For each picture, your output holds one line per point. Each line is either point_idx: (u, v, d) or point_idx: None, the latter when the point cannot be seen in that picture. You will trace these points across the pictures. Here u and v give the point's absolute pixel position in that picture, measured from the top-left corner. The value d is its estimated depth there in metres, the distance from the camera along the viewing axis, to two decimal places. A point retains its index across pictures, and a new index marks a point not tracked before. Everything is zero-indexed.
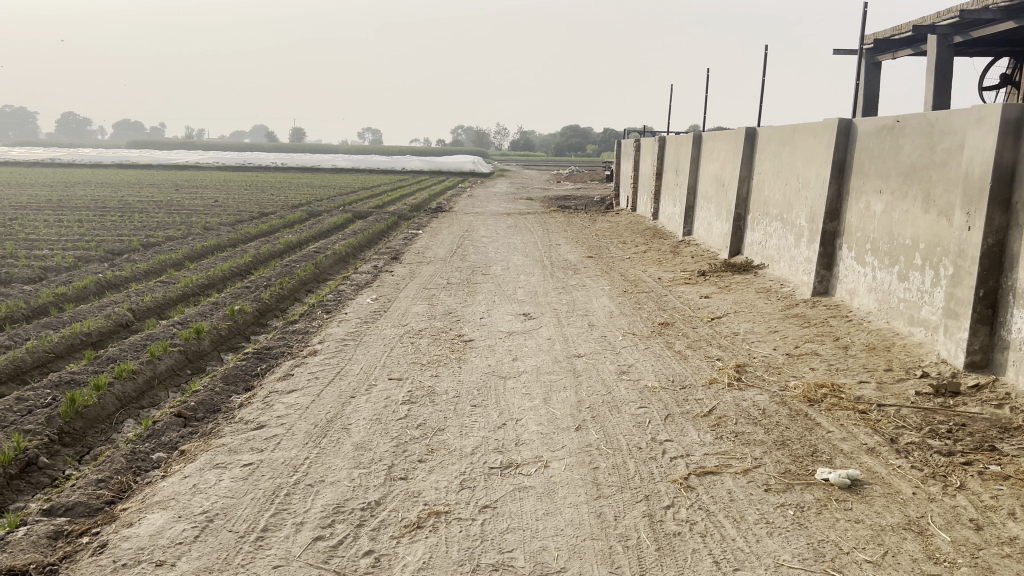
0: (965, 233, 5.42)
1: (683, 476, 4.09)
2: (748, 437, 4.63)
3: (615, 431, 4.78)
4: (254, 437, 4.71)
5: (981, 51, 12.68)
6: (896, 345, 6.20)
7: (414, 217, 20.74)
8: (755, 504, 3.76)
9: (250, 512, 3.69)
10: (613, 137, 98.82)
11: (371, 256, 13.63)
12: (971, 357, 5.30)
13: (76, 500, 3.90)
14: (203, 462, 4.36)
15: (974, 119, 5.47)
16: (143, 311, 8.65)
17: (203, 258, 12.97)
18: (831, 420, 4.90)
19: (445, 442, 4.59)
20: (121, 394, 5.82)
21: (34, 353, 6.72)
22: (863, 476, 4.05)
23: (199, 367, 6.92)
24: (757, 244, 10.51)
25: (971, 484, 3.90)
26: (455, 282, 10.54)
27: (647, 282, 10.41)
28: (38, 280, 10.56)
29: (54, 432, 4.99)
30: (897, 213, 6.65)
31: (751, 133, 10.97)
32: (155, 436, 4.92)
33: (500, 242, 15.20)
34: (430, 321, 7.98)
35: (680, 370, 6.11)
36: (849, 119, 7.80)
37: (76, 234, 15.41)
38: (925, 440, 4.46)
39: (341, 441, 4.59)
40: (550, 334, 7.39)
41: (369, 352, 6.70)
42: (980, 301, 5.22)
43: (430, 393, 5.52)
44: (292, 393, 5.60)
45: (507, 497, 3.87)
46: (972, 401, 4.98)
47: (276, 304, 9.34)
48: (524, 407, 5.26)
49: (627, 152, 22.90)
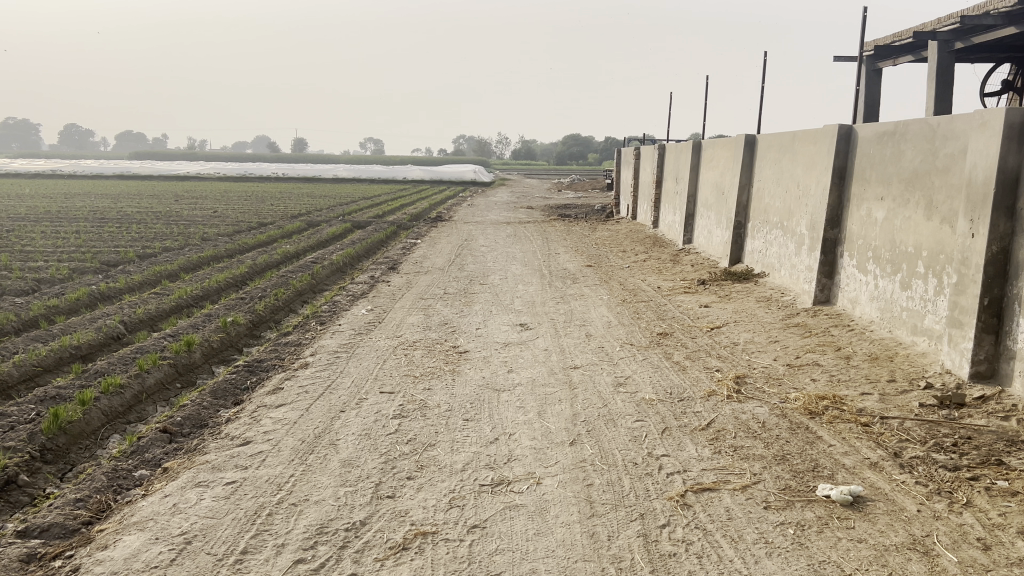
0: (969, 240, 5.29)
1: (679, 493, 3.96)
2: (747, 451, 4.50)
3: (611, 446, 4.65)
4: (239, 453, 4.59)
5: (983, 57, 12.58)
6: (899, 355, 6.07)
7: (413, 227, 20.66)
8: (754, 523, 3.63)
9: (229, 533, 3.56)
10: (612, 146, 99.73)
11: (369, 266, 13.53)
12: (977, 367, 5.17)
13: (52, 521, 3.77)
14: (185, 480, 4.23)
15: (977, 124, 5.35)
16: (135, 323, 8.55)
17: (199, 270, 12.86)
18: (832, 433, 4.76)
19: (435, 458, 4.46)
20: (108, 409, 5.71)
21: (22, 366, 6.61)
22: (865, 492, 3.90)
23: (189, 381, 6.80)
24: (757, 252, 10.39)
25: (978, 501, 3.76)
26: (453, 292, 10.41)
27: (647, 291, 10.27)
28: (31, 292, 10.46)
29: (36, 449, 4.88)
30: (900, 220, 6.51)
31: (751, 141, 10.86)
32: (139, 453, 4.80)
33: (498, 251, 15.07)
34: (426, 333, 7.85)
35: (679, 382, 5.98)
36: (850, 125, 7.69)
37: (72, 245, 15.30)
38: (930, 455, 4.33)
39: (328, 458, 4.47)
40: (548, 345, 7.28)
41: (362, 364, 6.59)
42: (985, 310, 5.08)
43: (422, 407, 5.39)
44: (281, 408, 5.47)
45: (497, 516, 3.74)
46: (978, 413, 4.85)
47: (271, 315, 9.26)
48: (518, 421, 5.13)
49: (627, 160, 22.85)
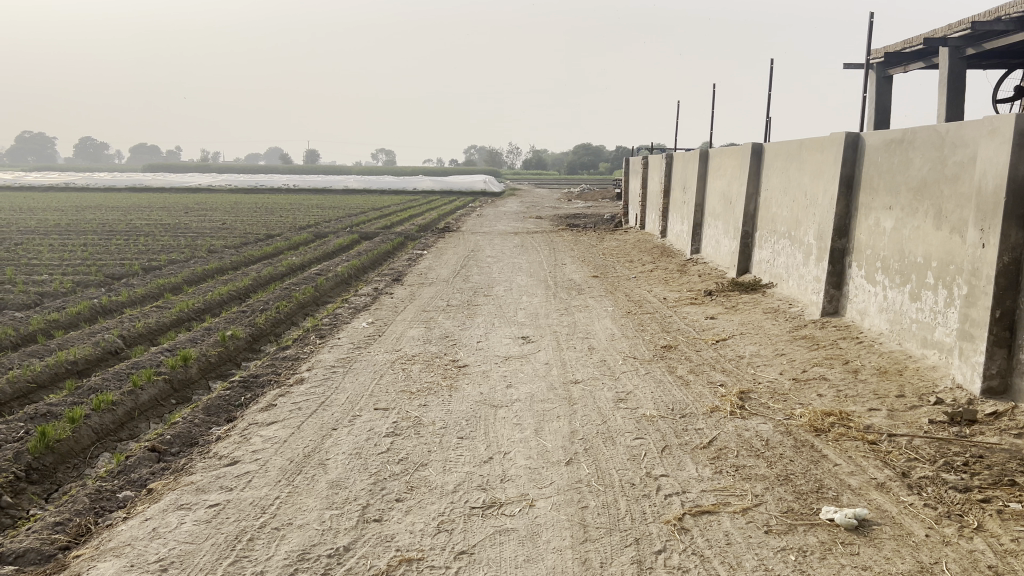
0: (979, 250, 5.12)
1: (677, 517, 3.81)
2: (749, 471, 4.35)
3: (608, 465, 4.50)
4: (225, 474, 4.47)
5: (995, 63, 12.34)
6: (908, 368, 5.90)
7: (420, 238, 20.58)
8: (754, 549, 3.48)
9: (207, 560, 3.44)
10: (622, 156, 99.90)
11: (373, 278, 13.43)
12: (989, 382, 5.00)
13: (28, 546, 3.65)
14: (168, 502, 4.11)
15: (986, 130, 5.20)
16: (134, 337, 8.46)
17: (203, 282, 12.80)
18: (838, 452, 4.60)
19: (426, 479, 4.32)
20: (98, 426, 5.60)
21: (15, 383, 6.52)
22: (871, 516, 3.75)
23: (184, 397, 6.68)
24: (765, 262, 10.21)
25: (990, 525, 3.59)
26: (456, 304, 10.30)
27: (652, 302, 10.12)
28: (32, 306, 10.42)
29: (22, 469, 4.76)
30: (908, 230, 6.35)
31: (758, 149, 10.71)
32: (125, 472, 4.68)
33: (504, 262, 14.95)
34: (426, 346, 7.72)
35: (681, 397, 5.82)
36: (857, 132, 7.54)
37: (78, 258, 15.27)
38: (940, 475, 4.16)
39: (316, 479, 4.34)
40: (549, 358, 7.14)
41: (357, 380, 6.45)
42: (997, 323, 4.91)
43: (416, 425, 5.25)
44: (272, 425, 5.36)
45: (486, 541, 3.60)
46: (990, 430, 4.67)
47: (272, 328, 9.16)
48: (514, 439, 4.98)
49: (635, 169, 22.68)
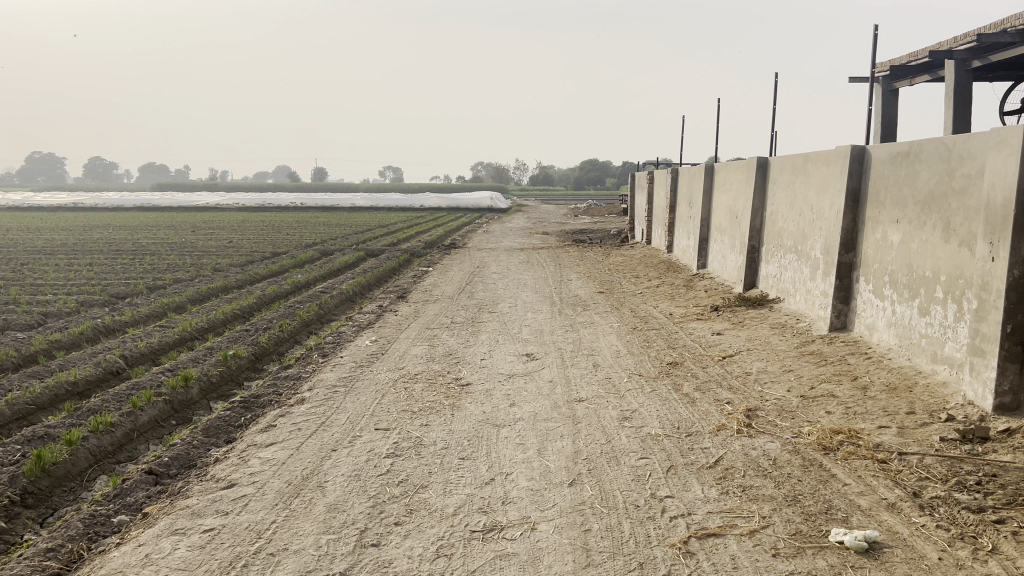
0: (988, 263, 5.04)
1: (682, 540, 3.71)
2: (756, 491, 4.25)
3: (613, 486, 4.41)
4: (222, 498, 4.39)
5: (1002, 74, 12.23)
6: (919, 384, 5.78)
7: (427, 255, 20.51)
8: (761, 573, 3.38)
9: None
10: (627, 172, 100.33)
11: (377, 295, 13.35)
12: (1001, 399, 4.89)
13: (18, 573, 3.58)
14: (162, 527, 4.03)
15: (993, 142, 5.13)
16: (136, 357, 8.41)
17: (206, 301, 12.74)
18: (847, 471, 4.50)
19: (426, 502, 4.23)
20: (96, 448, 5.52)
21: (15, 405, 6.47)
22: (882, 538, 3.64)
23: (185, 418, 6.60)
24: (772, 277, 10.10)
25: (1005, 547, 3.48)
26: (460, 321, 10.21)
27: (658, 318, 10.02)
28: (36, 326, 10.41)
29: (17, 493, 4.69)
30: (916, 244, 6.26)
31: (764, 162, 10.64)
32: (121, 496, 4.60)
33: (510, 279, 14.86)
34: (428, 365, 7.63)
35: (687, 416, 5.72)
36: (863, 146, 7.48)
37: (83, 278, 15.27)
38: (951, 494, 4.05)
39: (313, 502, 4.26)
40: (552, 376, 7.05)
41: (358, 400, 6.37)
42: (1008, 337, 4.81)
43: (417, 445, 5.18)
44: (271, 447, 5.28)
45: (486, 566, 3.51)
46: (1003, 448, 4.55)
47: (274, 347, 9.08)
48: (517, 459, 4.90)
49: (641, 184, 22.58)
